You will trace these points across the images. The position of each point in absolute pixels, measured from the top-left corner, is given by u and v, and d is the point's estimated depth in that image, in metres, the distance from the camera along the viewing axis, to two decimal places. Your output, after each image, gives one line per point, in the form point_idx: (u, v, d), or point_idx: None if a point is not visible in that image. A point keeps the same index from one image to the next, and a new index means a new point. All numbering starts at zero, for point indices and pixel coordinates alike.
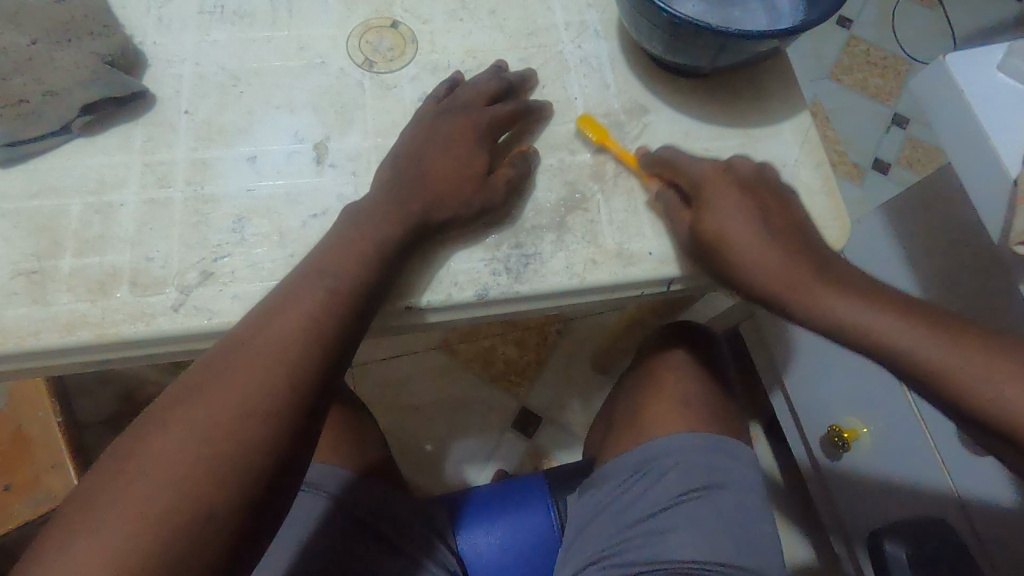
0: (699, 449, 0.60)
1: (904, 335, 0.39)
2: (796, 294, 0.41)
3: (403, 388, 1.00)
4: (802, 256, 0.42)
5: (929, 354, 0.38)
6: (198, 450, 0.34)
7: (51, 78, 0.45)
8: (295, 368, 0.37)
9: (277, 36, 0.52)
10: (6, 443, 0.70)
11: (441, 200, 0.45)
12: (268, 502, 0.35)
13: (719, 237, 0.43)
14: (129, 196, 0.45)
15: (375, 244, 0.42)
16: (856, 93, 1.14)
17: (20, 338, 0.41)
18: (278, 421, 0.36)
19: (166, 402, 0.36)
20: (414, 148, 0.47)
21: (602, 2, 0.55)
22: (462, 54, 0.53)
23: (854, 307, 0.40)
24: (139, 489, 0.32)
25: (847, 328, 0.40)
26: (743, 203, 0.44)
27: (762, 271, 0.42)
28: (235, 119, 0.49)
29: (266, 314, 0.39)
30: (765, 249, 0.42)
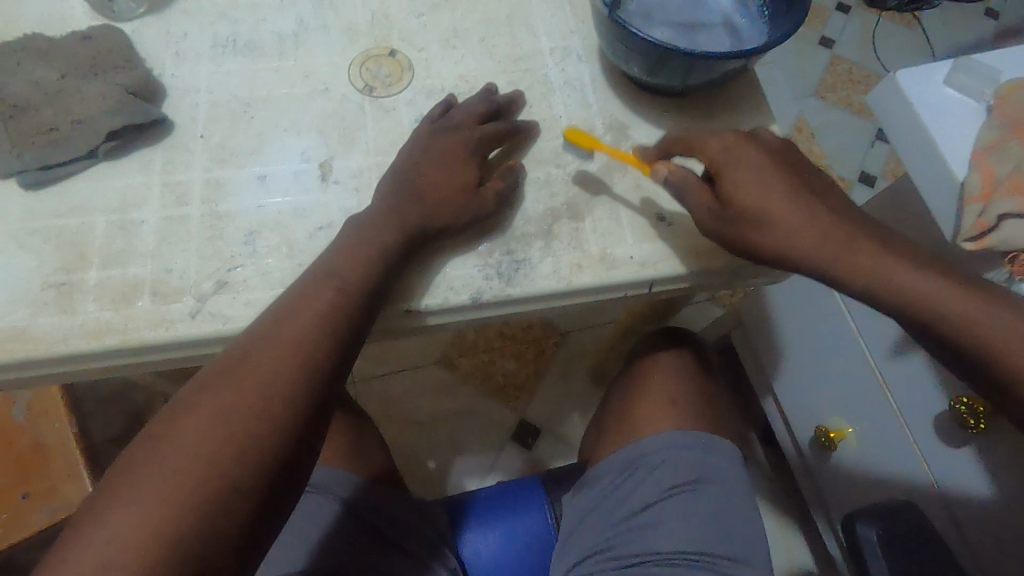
0: (688, 446, 0.63)
1: (944, 299, 0.42)
2: (845, 263, 0.44)
3: (405, 401, 1.03)
4: (843, 227, 0.44)
5: (970, 316, 0.41)
6: (224, 432, 0.37)
7: (81, 108, 0.49)
8: (308, 359, 0.41)
9: (285, 66, 0.56)
10: (24, 454, 0.72)
11: (436, 211, 0.48)
12: (288, 479, 0.39)
13: (745, 205, 0.45)
14: (150, 214, 0.49)
15: (379, 247, 0.46)
16: (840, 109, 1.19)
17: (50, 344, 0.45)
18: (293, 408, 0.39)
19: (192, 389, 0.39)
20: (411, 164, 0.51)
21: (584, 30, 0.60)
22: (455, 79, 0.58)
23: (900, 272, 0.43)
24: (174, 465, 0.36)
25: (895, 291, 0.43)
26: (787, 194, 0.45)
27: (820, 244, 0.44)
28: (247, 142, 0.53)
29: (279, 312, 0.43)
30: (804, 214, 0.44)
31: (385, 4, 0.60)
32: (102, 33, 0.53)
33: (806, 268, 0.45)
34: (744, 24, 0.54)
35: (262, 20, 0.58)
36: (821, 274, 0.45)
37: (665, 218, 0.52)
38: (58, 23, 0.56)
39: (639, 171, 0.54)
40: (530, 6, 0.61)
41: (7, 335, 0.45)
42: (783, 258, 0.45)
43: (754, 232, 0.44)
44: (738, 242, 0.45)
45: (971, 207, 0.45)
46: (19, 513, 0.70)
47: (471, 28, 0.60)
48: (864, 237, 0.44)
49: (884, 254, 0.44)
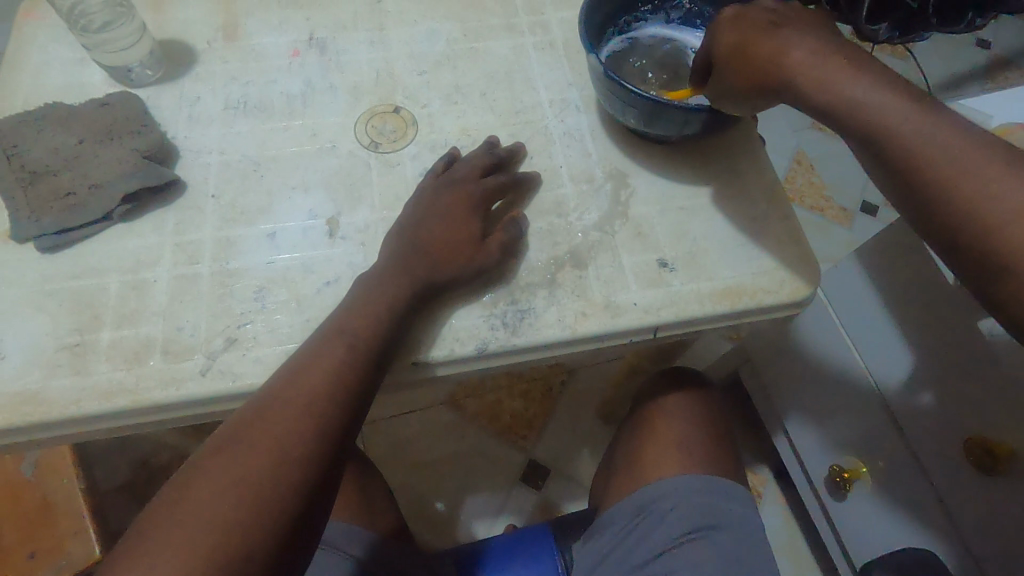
0: (699, 490, 0.62)
1: (910, 121, 0.39)
2: (819, 80, 0.42)
3: (413, 444, 1.03)
4: (834, 50, 0.42)
5: (926, 136, 0.39)
6: (240, 491, 0.37)
7: (98, 173, 0.51)
8: (319, 416, 0.41)
9: (293, 125, 0.58)
10: (31, 511, 0.72)
11: (442, 264, 0.49)
12: (297, 537, 0.39)
13: (743, 38, 0.45)
14: (162, 273, 0.51)
15: (388, 303, 0.47)
16: (838, 141, 1.20)
17: (62, 406, 0.45)
18: (310, 466, 0.40)
19: (209, 451, 0.40)
20: (416, 218, 0.52)
21: (582, 82, 0.62)
22: (457, 132, 0.59)
23: (872, 92, 0.40)
24: (189, 528, 0.36)
25: (856, 107, 0.40)
26: (779, 22, 0.44)
27: (797, 63, 0.42)
28: (257, 200, 0.54)
29: (296, 367, 0.43)
30: (797, 38, 0.43)
31: (389, 62, 0.63)
32: (119, 100, 0.56)
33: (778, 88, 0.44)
34: None
35: (271, 82, 0.61)
36: (801, 104, 0.43)
37: (667, 265, 0.53)
38: (79, 92, 0.59)
39: (640, 219, 0.55)
40: (528, 62, 0.64)
41: (21, 398, 0.45)
42: (759, 80, 0.44)
43: (735, 64, 0.45)
44: (719, 86, 0.47)
45: None
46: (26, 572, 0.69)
47: (472, 84, 0.62)
48: (851, 61, 0.42)
49: (864, 76, 0.41)
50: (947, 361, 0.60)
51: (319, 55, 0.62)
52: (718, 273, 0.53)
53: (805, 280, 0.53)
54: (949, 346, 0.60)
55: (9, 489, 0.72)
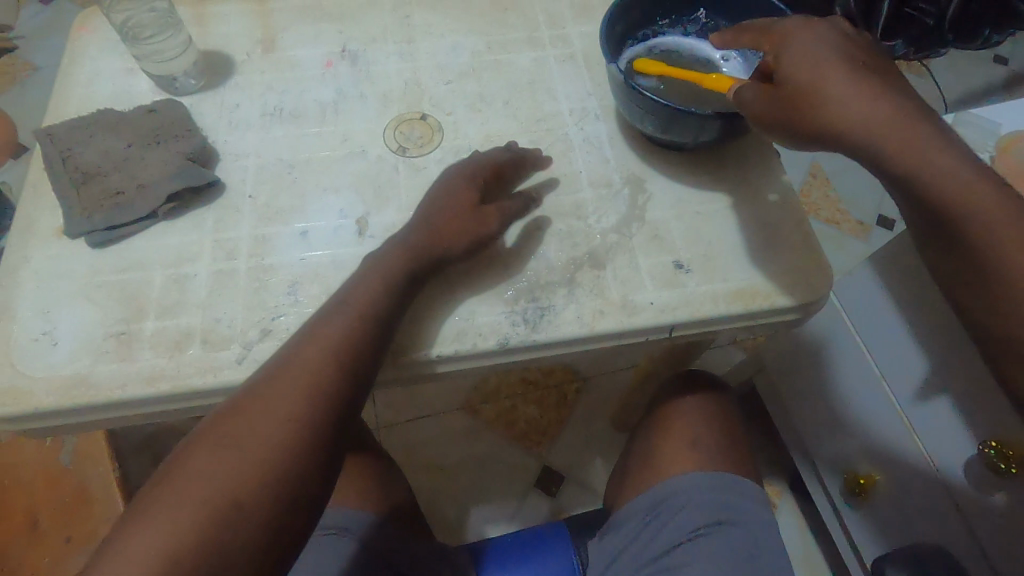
0: (712, 488, 0.63)
1: (991, 216, 0.41)
2: (903, 148, 0.41)
3: (429, 447, 1.05)
4: (914, 113, 0.42)
5: (1006, 231, 0.41)
6: (245, 457, 0.39)
7: (145, 174, 0.55)
8: (319, 388, 0.43)
9: (326, 131, 0.62)
10: (66, 498, 0.75)
11: (441, 239, 0.52)
12: (299, 502, 0.40)
13: (813, 90, 0.43)
14: (202, 267, 0.53)
15: (386, 285, 0.49)
16: None
17: (108, 390, 0.48)
18: (312, 440, 0.41)
19: (216, 421, 0.41)
20: (426, 206, 0.55)
21: (600, 92, 0.65)
22: (481, 138, 0.62)
23: (955, 170, 0.41)
24: (195, 488, 0.37)
25: (942, 191, 0.41)
26: (851, 73, 0.43)
27: (877, 123, 0.41)
28: (292, 201, 0.57)
29: (294, 350, 0.45)
30: (871, 98, 0.42)
31: (417, 73, 0.66)
32: (164, 107, 0.59)
33: (855, 149, 0.43)
34: None
35: (306, 91, 0.64)
36: (878, 171, 0.43)
37: (683, 267, 0.55)
38: (126, 99, 0.62)
39: (656, 222, 0.57)
40: (549, 73, 0.66)
41: (70, 382, 0.48)
42: (826, 137, 0.43)
43: (800, 115, 0.44)
44: (777, 126, 0.45)
45: None
46: (60, 557, 0.72)
47: (495, 93, 0.65)
48: (932, 128, 0.42)
49: (947, 149, 0.41)
50: (959, 365, 0.61)
51: (351, 66, 0.66)
52: (732, 275, 0.55)
53: (818, 283, 0.54)
54: (960, 349, 0.60)
55: (46, 477, 0.75)
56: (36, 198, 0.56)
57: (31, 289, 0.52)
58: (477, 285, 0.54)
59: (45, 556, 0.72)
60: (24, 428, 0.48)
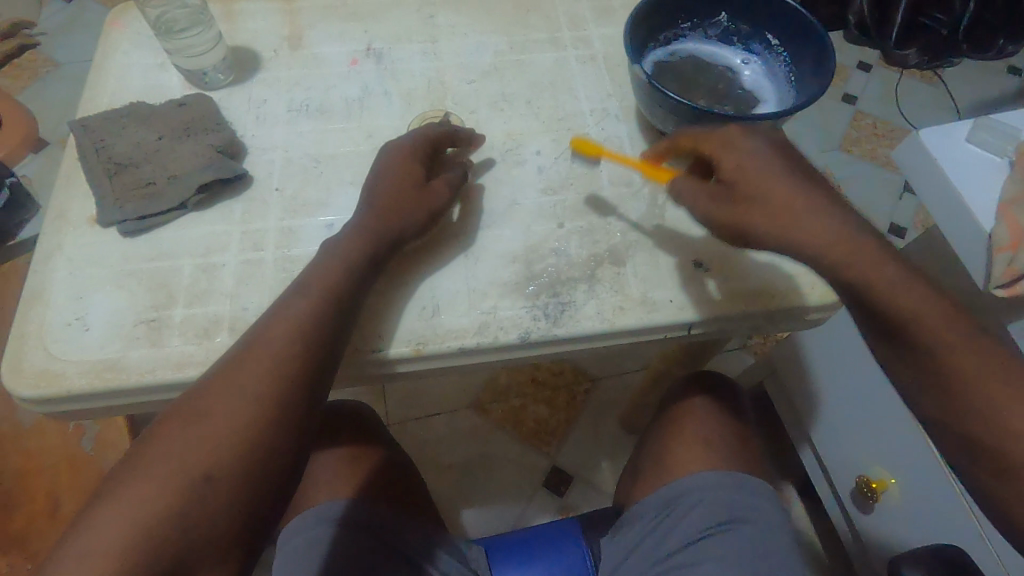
0: (722, 486, 0.63)
1: (937, 330, 0.40)
2: (857, 267, 0.41)
3: (439, 444, 1.05)
4: (867, 236, 0.41)
5: (955, 346, 0.40)
6: (211, 440, 0.40)
7: (177, 167, 0.56)
8: (285, 369, 0.44)
9: (351, 127, 0.63)
10: (85, 484, 0.76)
11: (390, 215, 0.53)
12: (269, 479, 0.41)
13: (756, 191, 0.43)
14: (230, 257, 0.55)
15: (349, 266, 0.50)
16: (864, 162, 1.22)
17: (139, 374, 0.49)
18: (279, 420, 0.42)
19: (183, 403, 0.42)
20: (372, 177, 0.56)
21: (622, 93, 0.66)
22: (503, 136, 0.63)
23: (907, 292, 0.40)
24: (162, 471, 0.39)
25: (892, 305, 0.40)
26: (793, 178, 0.43)
27: (827, 240, 0.41)
28: (317, 194, 0.58)
29: (258, 332, 0.46)
30: (813, 207, 0.42)
31: (441, 72, 0.67)
32: (195, 101, 0.61)
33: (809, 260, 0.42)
34: (766, 98, 0.60)
35: (331, 88, 0.65)
36: (824, 276, 0.42)
37: (702, 265, 0.56)
38: (157, 94, 0.64)
39: (676, 221, 0.58)
40: (571, 74, 0.67)
41: (102, 365, 0.49)
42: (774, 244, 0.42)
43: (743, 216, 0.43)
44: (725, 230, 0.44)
45: (1003, 255, 0.48)
46: None
47: (517, 92, 0.66)
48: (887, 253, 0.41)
49: (902, 272, 0.41)
50: None
51: (376, 64, 0.67)
52: (752, 274, 0.55)
53: None
54: None
55: (68, 463, 0.77)
56: (69, 187, 0.57)
57: (64, 275, 0.53)
58: (498, 280, 0.55)
59: None
60: (55, 410, 0.49)
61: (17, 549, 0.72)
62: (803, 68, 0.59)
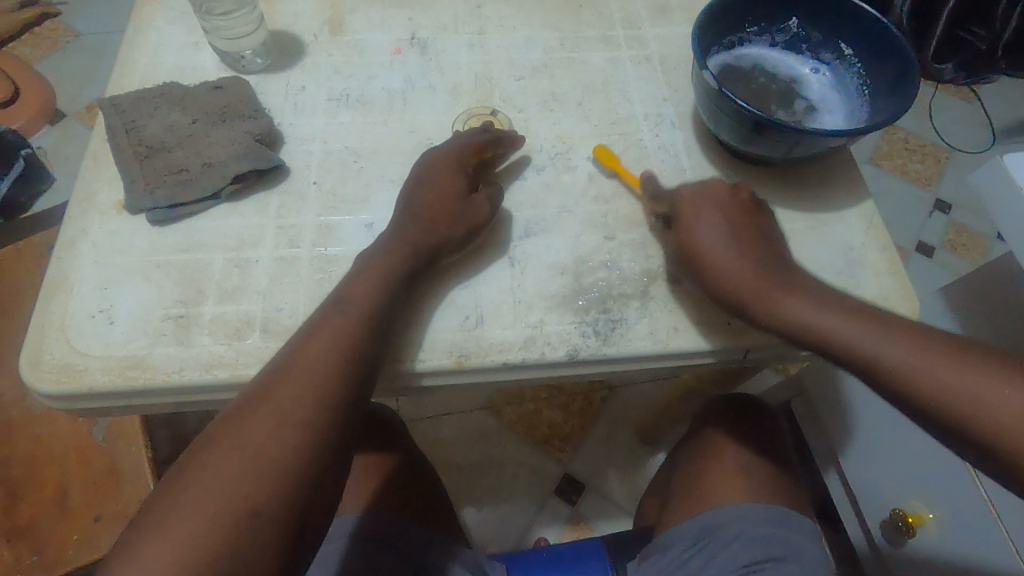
0: (761, 520, 0.61)
1: (860, 337, 0.43)
2: (761, 297, 0.46)
3: (452, 445, 1.02)
4: (770, 268, 0.47)
5: (879, 350, 0.42)
6: (253, 462, 0.38)
7: (213, 154, 0.53)
8: (324, 384, 0.42)
9: (392, 120, 0.60)
10: (98, 475, 0.74)
11: (434, 226, 0.50)
12: (313, 502, 0.39)
13: (692, 245, 0.49)
14: (264, 253, 0.52)
15: (388, 276, 0.47)
16: (897, 177, 1.17)
17: (166, 374, 0.46)
18: (320, 440, 0.40)
19: (219, 424, 0.40)
20: (410, 185, 0.53)
21: (678, 98, 0.62)
22: (553, 139, 0.60)
23: (813, 310, 0.45)
24: (202, 497, 0.36)
25: (806, 328, 0.45)
26: (722, 225, 0.49)
27: (732, 282, 0.47)
28: (356, 190, 0.55)
29: (295, 348, 0.43)
30: (733, 258, 0.48)
31: (488, 66, 0.64)
32: (231, 84, 0.57)
33: (726, 301, 0.48)
34: (834, 114, 0.57)
35: (373, 77, 0.62)
36: (753, 320, 0.47)
37: None
38: (192, 74, 0.61)
39: None
40: (625, 75, 0.64)
41: (127, 362, 0.46)
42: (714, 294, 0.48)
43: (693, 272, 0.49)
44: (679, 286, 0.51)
45: None
46: (88, 534, 0.71)
47: (568, 92, 0.62)
48: (783, 279, 0.47)
49: (801, 294, 0.46)
50: None
51: (421, 54, 0.64)
52: None
53: (907, 314, 0.52)
54: None
55: (79, 453, 0.75)
56: (97, 169, 0.54)
57: (90, 263, 0.50)
58: (545, 292, 0.52)
59: (74, 533, 0.71)
60: (76, 408, 0.47)
61: (23, 541, 0.69)
62: (878, 84, 0.55)
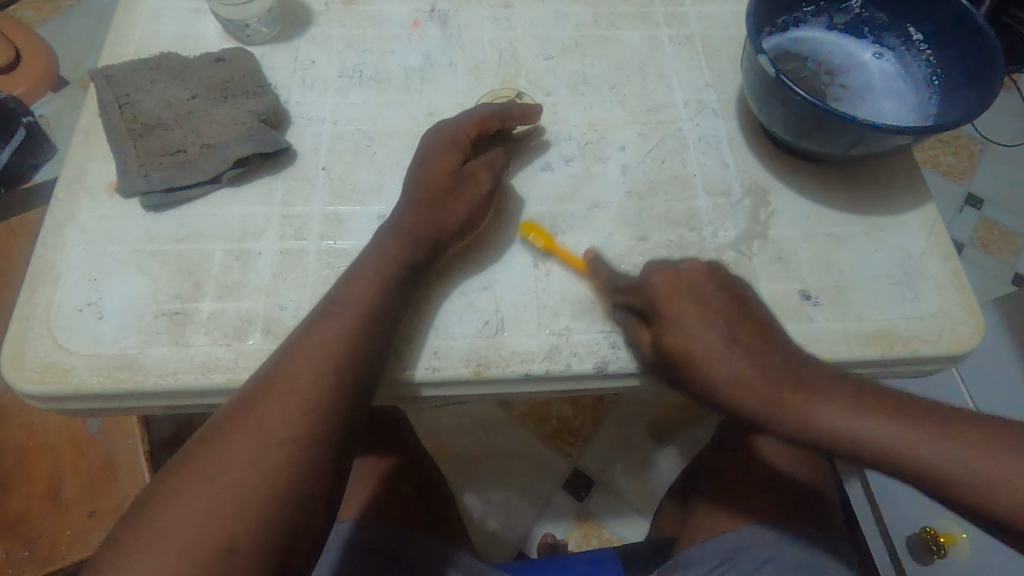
0: (797, 543, 0.57)
1: (898, 442, 0.37)
2: (782, 410, 0.39)
3: (457, 436, 0.97)
4: (776, 366, 0.40)
5: (923, 452, 0.37)
6: (232, 491, 0.34)
7: (214, 134, 0.49)
8: (314, 399, 0.37)
9: (409, 101, 0.55)
10: (95, 468, 0.71)
11: (443, 222, 0.45)
12: (299, 533, 0.35)
13: (683, 352, 0.41)
14: (267, 245, 0.47)
15: (389, 276, 0.43)
16: (927, 168, 1.10)
17: (160, 376, 0.42)
18: (308, 463, 0.36)
19: (197, 444, 0.36)
20: (414, 168, 0.48)
21: (721, 84, 0.57)
22: (584, 126, 0.55)
23: (844, 417, 0.38)
24: (169, 535, 0.32)
25: (841, 437, 0.38)
26: (725, 333, 0.41)
27: (747, 396, 0.40)
28: (368, 178, 0.51)
29: (283, 356, 0.39)
30: (739, 371, 0.40)
31: (514, 44, 0.58)
32: (235, 56, 0.53)
33: (738, 412, 0.41)
34: (898, 105, 0.51)
35: (389, 53, 0.57)
36: (773, 428, 0.40)
37: (810, 297, 0.48)
38: (192, 45, 0.56)
39: (781, 242, 0.50)
40: (663, 57, 0.58)
41: (117, 363, 0.43)
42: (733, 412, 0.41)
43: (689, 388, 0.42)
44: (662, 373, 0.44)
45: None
46: (83, 529, 0.68)
47: (601, 74, 0.57)
48: (796, 376, 0.40)
49: (820, 395, 0.39)
50: None
51: (440, 28, 0.58)
52: (868, 312, 0.47)
53: (968, 330, 0.47)
54: None
55: (74, 444, 0.72)
56: (88, 147, 0.50)
57: (79, 251, 0.46)
58: (572, 296, 0.47)
59: (67, 528, 0.68)
60: (63, 410, 0.43)
61: (16, 534, 0.67)
62: (951, 71, 0.49)
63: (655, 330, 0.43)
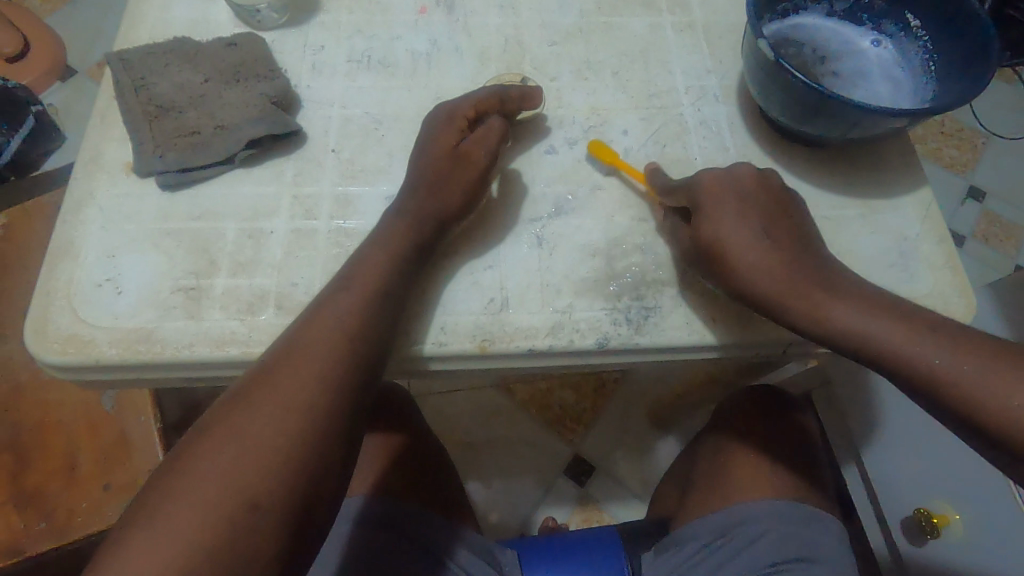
0: (793, 520, 0.58)
1: (902, 342, 0.38)
2: (795, 297, 0.42)
3: (460, 420, 0.99)
4: (807, 271, 0.43)
5: (924, 351, 0.38)
6: (255, 449, 0.36)
7: (226, 116, 0.50)
8: (328, 365, 0.39)
9: (416, 85, 0.56)
10: (108, 445, 0.73)
11: (447, 201, 0.47)
12: (319, 488, 0.37)
13: (713, 239, 0.44)
14: (279, 224, 0.49)
15: (399, 251, 0.44)
16: (929, 160, 1.10)
17: (176, 349, 0.44)
18: (325, 424, 0.38)
19: (219, 410, 0.38)
20: (417, 150, 0.49)
21: (722, 70, 0.58)
22: (587, 111, 0.56)
23: (856, 313, 0.40)
24: (195, 491, 0.34)
25: (847, 333, 0.40)
26: (754, 221, 0.44)
27: (765, 277, 0.43)
28: (376, 160, 0.52)
29: (300, 326, 0.41)
30: (763, 256, 0.43)
31: (519, 30, 0.59)
32: (246, 41, 0.54)
33: (753, 300, 0.43)
34: (895, 90, 0.52)
35: (397, 38, 0.58)
36: (788, 323, 0.43)
37: None
38: (205, 30, 0.57)
39: None
40: (665, 43, 0.59)
41: (135, 335, 0.44)
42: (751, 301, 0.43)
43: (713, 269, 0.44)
44: (701, 270, 0.46)
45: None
46: (97, 504, 0.70)
47: (605, 60, 0.58)
48: (822, 276, 0.42)
49: (841, 296, 0.41)
50: None
51: (447, 15, 0.59)
52: None
53: (961, 312, 0.48)
54: None
55: (88, 421, 0.74)
56: (105, 129, 0.51)
57: (97, 228, 0.48)
58: (574, 275, 0.49)
59: (82, 503, 0.70)
60: (83, 381, 0.45)
61: (32, 508, 0.69)
62: (947, 57, 0.50)
63: (701, 224, 0.45)
